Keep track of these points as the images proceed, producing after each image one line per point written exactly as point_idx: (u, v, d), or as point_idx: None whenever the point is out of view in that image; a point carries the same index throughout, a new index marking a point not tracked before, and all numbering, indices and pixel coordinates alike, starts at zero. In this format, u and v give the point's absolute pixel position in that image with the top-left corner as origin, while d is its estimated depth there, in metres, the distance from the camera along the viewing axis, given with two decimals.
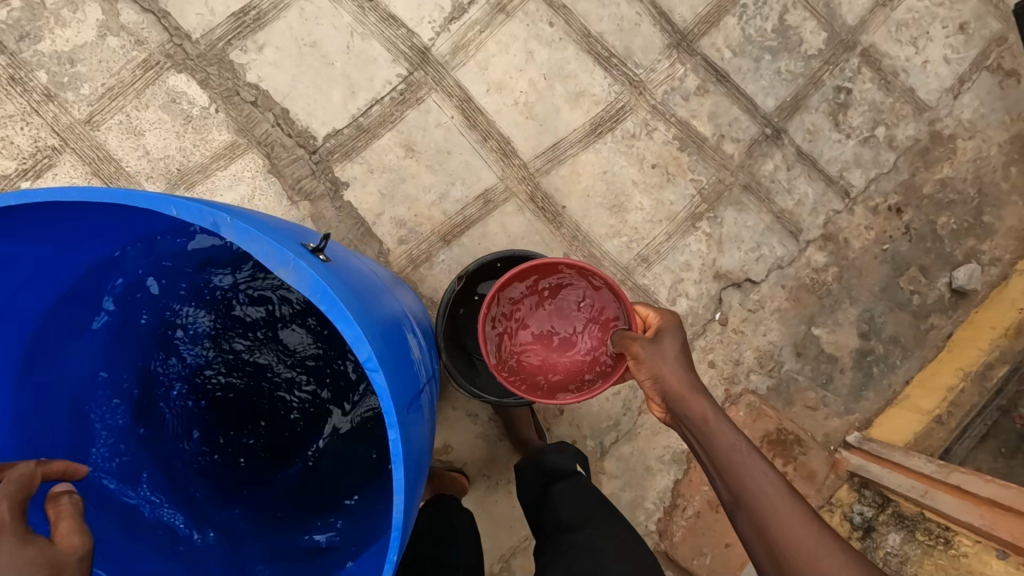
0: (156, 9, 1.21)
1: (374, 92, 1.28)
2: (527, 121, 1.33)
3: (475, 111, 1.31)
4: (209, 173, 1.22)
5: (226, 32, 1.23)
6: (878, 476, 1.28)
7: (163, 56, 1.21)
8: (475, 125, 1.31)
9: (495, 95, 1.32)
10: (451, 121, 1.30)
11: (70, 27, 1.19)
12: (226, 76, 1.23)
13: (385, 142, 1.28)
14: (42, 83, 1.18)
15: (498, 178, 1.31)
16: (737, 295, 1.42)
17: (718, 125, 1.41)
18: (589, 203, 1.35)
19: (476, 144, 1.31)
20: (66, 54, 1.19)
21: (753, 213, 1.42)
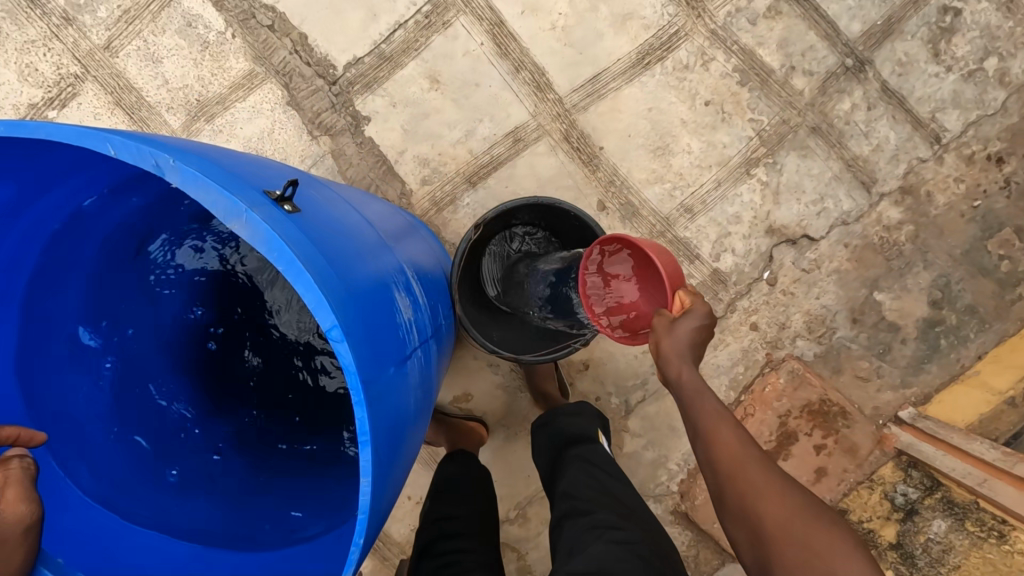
0: None
1: (397, 15, 1.17)
2: (565, 49, 1.19)
3: (507, 37, 1.18)
4: (228, 105, 1.17)
5: None
6: (930, 458, 1.17)
7: None
8: (506, 54, 1.18)
9: (530, 18, 1.18)
10: (481, 48, 1.18)
11: None
12: None
13: (408, 72, 1.18)
14: (60, 6, 1.15)
15: (530, 114, 1.20)
16: (791, 253, 1.28)
17: (788, 55, 1.22)
18: (629, 145, 1.22)
19: (507, 76, 1.19)
20: None
21: (820, 160, 1.25)
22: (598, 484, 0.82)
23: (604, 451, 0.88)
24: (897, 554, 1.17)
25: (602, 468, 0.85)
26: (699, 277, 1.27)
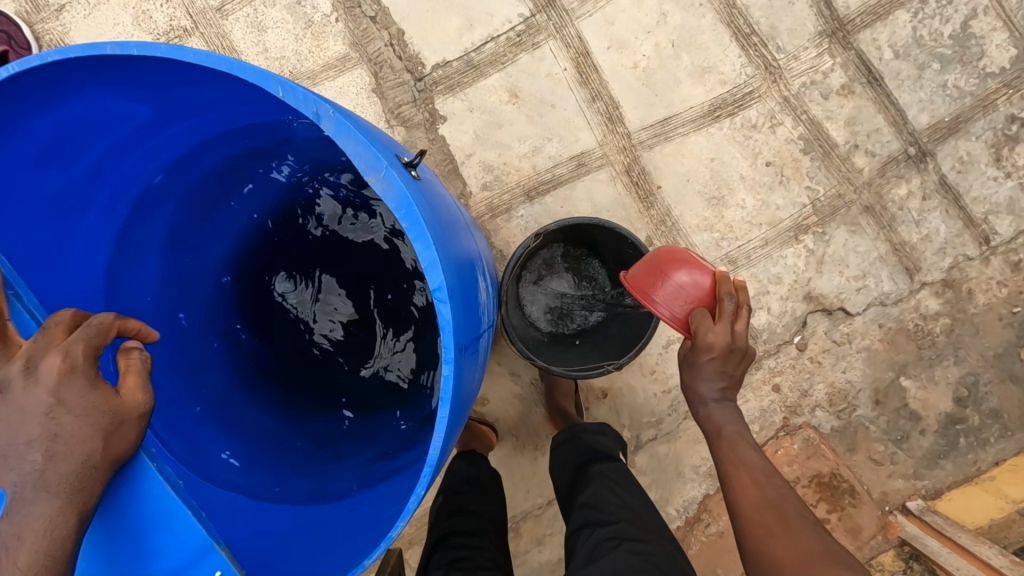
0: None
1: (491, 28, 1.23)
2: (641, 88, 1.24)
3: (590, 67, 1.24)
4: (317, 81, 1.24)
5: None
6: (933, 552, 1.16)
7: None
8: (586, 83, 1.24)
9: (615, 54, 1.24)
10: (563, 73, 1.24)
11: None
12: None
13: (491, 82, 1.24)
14: None
15: (597, 143, 1.25)
16: (824, 322, 1.29)
17: (854, 133, 1.26)
18: (686, 189, 1.26)
19: (583, 103, 1.24)
20: None
21: (868, 238, 1.28)
22: (619, 498, 0.84)
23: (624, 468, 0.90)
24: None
25: (623, 484, 0.86)
26: None
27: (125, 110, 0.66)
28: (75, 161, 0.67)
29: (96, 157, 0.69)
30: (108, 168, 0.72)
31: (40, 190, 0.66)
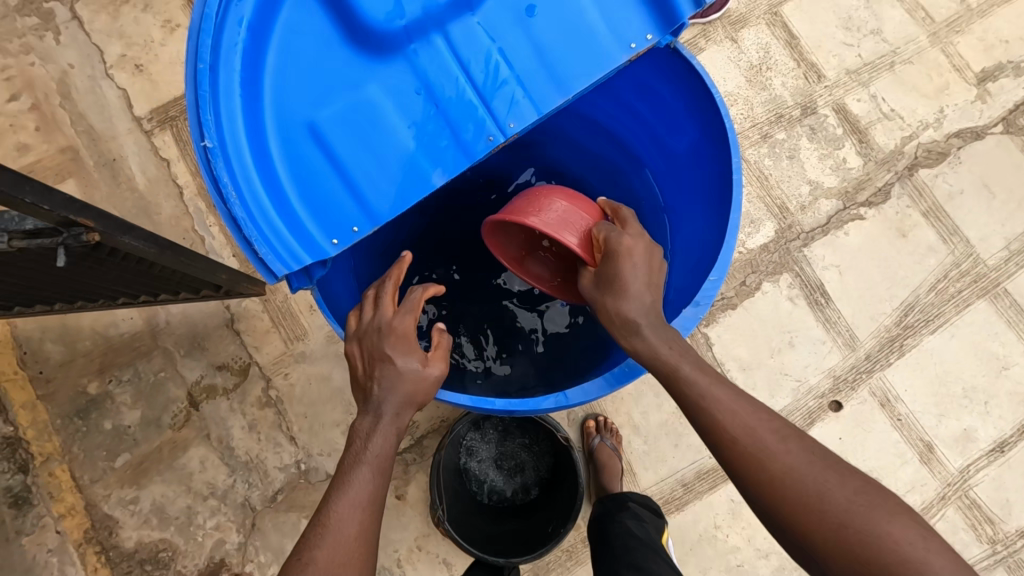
0: (831, 226, 1.45)
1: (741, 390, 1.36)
2: (695, 534, 1.29)
3: (712, 480, 1.31)
4: None
5: (807, 274, 1.42)
6: None
7: (790, 223, 1.44)
8: (699, 478, 1.31)
9: (725, 505, 1.31)
10: (706, 455, 1.32)
11: (818, 165, 1.48)
12: (769, 265, 1.42)
13: None
14: (773, 134, 1.49)
15: (643, 487, 1.30)
16: None
17: None
18: None
19: (680, 475, 1.31)
20: (795, 155, 1.49)
21: None
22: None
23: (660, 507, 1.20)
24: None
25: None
26: None
27: (668, 118, 0.96)
28: (643, 105, 0.98)
29: (644, 126, 1.01)
30: (622, 104, 1.01)
31: (634, 86, 0.97)
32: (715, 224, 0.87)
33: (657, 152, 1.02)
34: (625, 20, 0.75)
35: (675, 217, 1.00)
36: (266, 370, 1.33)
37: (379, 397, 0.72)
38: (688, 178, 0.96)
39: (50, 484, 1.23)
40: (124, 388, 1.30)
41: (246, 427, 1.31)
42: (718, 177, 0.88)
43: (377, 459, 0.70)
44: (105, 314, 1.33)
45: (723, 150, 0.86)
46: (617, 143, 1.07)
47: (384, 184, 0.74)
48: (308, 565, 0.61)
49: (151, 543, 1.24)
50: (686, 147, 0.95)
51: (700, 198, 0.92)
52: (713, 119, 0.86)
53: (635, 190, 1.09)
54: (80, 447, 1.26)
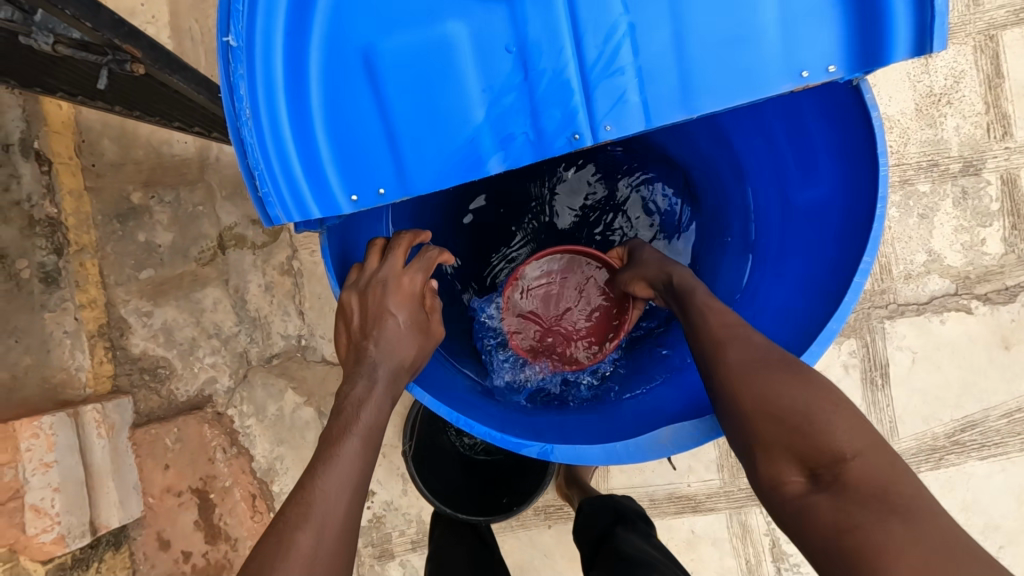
0: (929, 308, 1.26)
1: None
2: None
3: (681, 506, 1.28)
4: None
5: (875, 349, 1.26)
6: None
7: (885, 288, 1.26)
8: (669, 500, 1.28)
9: (683, 534, 1.28)
10: (685, 481, 1.28)
11: (951, 236, 1.26)
12: (840, 324, 1.26)
13: None
14: (916, 183, 1.26)
15: (611, 486, 1.29)
16: None
17: None
18: (536, 551, 1.30)
19: (651, 489, 1.28)
20: (929, 215, 1.26)
21: None
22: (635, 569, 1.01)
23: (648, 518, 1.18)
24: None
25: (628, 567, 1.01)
26: (390, 540, 1.32)
27: (806, 162, 0.83)
28: (787, 138, 0.84)
29: (775, 159, 0.88)
30: (763, 123, 0.87)
31: (788, 115, 0.82)
32: (806, 305, 0.80)
33: (777, 190, 0.90)
34: (796, 46, 0.61)
35: (763, 270, 0.92)
36: (296, 240, 1.32)
37: (374, 359, 0.70)
38: (799, 237, 0.86)
39: (78, 273, 1.27)
40: (163, 209, 1.32)
41: (263, 287, 1.33)
42: (834, 259, 0.78)
43: (367, 429, 0.66)
44: (163, 130, 1.31)
45: (854, 233, 0.75)
46: (738, 159, 0.95)
47: (426, 158, 0.65)
48: (293, 550, 0.55)
49: (153, 357, 1.31)
50: (812, 205, 0.83)
51: (803, 268, 0.84)
52: (859, 194, 0.74)
53: (734, 216, 0.99)
54: (113, 248, 1.31)
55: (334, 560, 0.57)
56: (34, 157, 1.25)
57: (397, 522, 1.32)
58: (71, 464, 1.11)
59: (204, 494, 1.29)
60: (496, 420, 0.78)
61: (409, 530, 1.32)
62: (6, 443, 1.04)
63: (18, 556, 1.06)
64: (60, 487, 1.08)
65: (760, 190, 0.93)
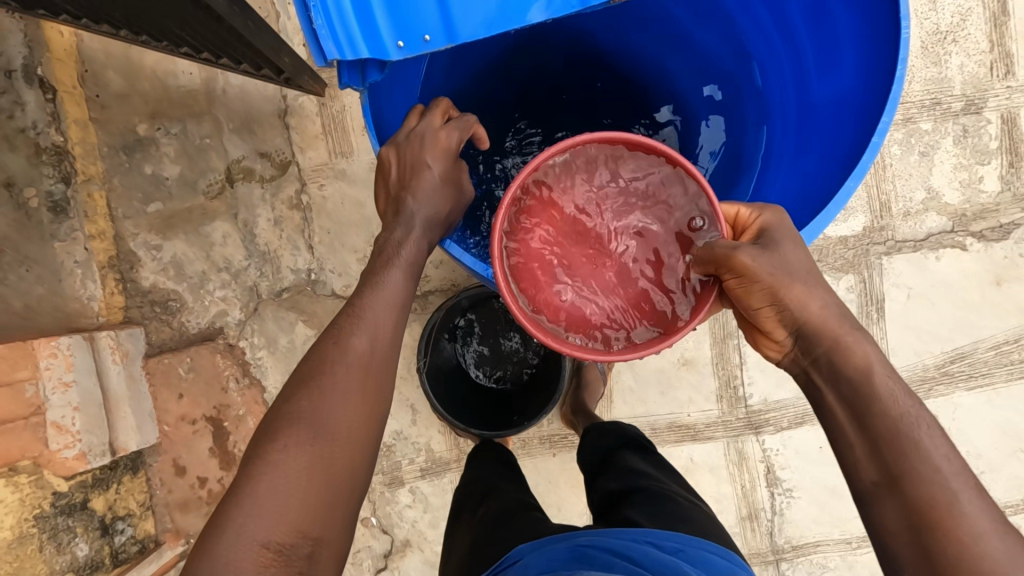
0: (926, 245, 1.30)
1: (748, 367, 1.32)
2: None
3: (680, 435, 1.33)
4: None
5: (873, 284, 1.30)
6: (139, 569, 1.19)
7: (884, 225, 1.29)
8: (669, 428, 1.33)
9: (682, 461, 1.34)
10: (685, 411, 1.33)
11: (949, 175, 1.29)
12: (839, 261, 1.30)
13: (705, 347, 1.32)
14: (918, 121, 1.28)
15: (614, 416, 1.34)
16: (372, 555, 1.36)
17: None
18: (541, 477, 1.35)
19: (652, 418, 1.33)
20: (930, 154, 1.29)
21: None
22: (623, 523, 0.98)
23: (644, 439, 1.20)
24: (55, 498, 1.12)
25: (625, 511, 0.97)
26: (400, 468, 1.36)
27: (825, 47, 0.80)
28: (803, 20, 0.80)
29: (787, 47, 0.84)
30: (778, 9, 0.82)
31: None
32: (821, 189, 0.76)
33: (790, 84, 0.86)
34: None
35: (771, 165, 0.87)
36: (305, 174, 1.33)
37: (412, 210, 0.72)
38: (813, 126, 0.82)
39: (87, 205, 1.27)
40: (169, 141, 1.31)
41: (272, 222, 1.33)
42: (851, 135, 0.75)
43: (408, 263, 0.71)
44: (168, 60, 1.30)
45: (875, 108, 0.72)
46: (747, 57, 0.90)
47: (471, 3, 0.65)
48: (349, 349, 0.65)
49: (164, 290, 1.33)
50: (829, 89, 0.80)
51: (817, 155, 0.80)
52: (882, 65, 0.72)
53: (741, 119, 0.94)
54: (120, 181, 1.31)
55: (382, 364, 0.67)
56: (38, 84, 1.23)
57: (407, 451, 1.36)
58: (89, 386, 1.18)
59: (218, 422, 1.32)
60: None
61: (418, 458, 1.36)
62: (26, 361, 1.10)
63: (43, 470, 1.12)
64: (80, 407, 1.15)
65: (771, 86, 0.89)
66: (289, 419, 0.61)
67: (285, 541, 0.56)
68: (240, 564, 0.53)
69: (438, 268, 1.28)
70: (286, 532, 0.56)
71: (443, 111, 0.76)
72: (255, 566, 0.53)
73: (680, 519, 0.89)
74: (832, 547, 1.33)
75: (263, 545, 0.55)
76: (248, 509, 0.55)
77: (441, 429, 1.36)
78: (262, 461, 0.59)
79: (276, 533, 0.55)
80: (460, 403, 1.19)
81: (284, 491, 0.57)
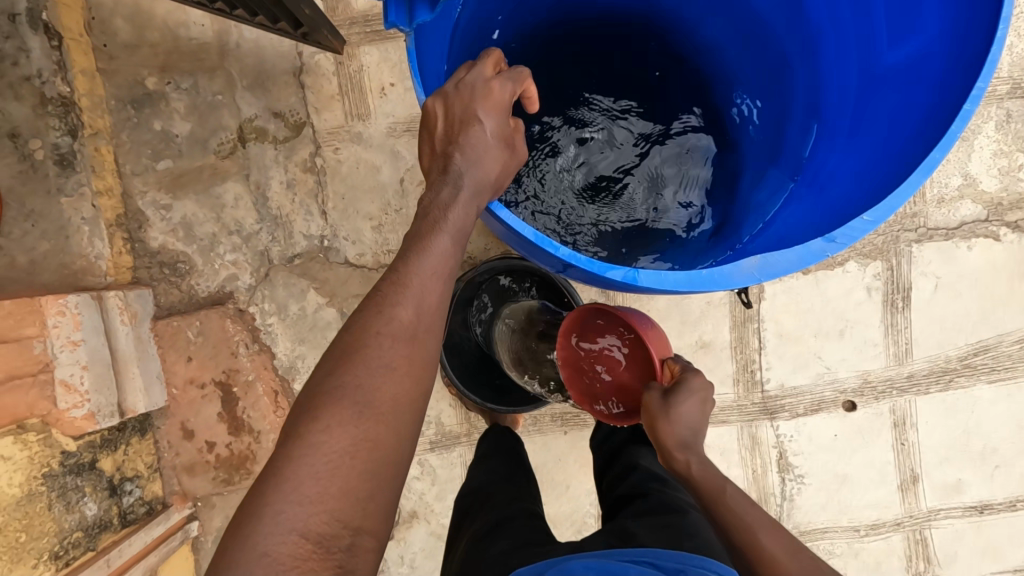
0: (958, 234, 1.26)
1: (767, 352, 1.29)
2: None
3: None
4: None
5: (900, 273, 1.27)
6: (145, 531, 1.18)
7: (916, 212, 1.25)
8: None
9: None
10: None
11: (988, 161, 1.24)
12: (867, 247, 1.26)
13: (725, 330, 1.29)
14: None
15: None
16: None
17: None
18: (551, 455, 1.34)
19: None
20: (970, 139, 1.24)
21: None
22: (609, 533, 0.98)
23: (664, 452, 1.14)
24: (64, 457, 1.11)
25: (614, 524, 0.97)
26: None
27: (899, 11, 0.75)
28: None
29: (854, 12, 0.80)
30: None
31: None
32: (896, 159, 0.71)
33: (854, 51, 0.81)
34: None
35: (833, 136, 0.83)
36: (320, 136, 1.28)
37: (459, 169, 0.67)
38: (882, 94, 0.78)
39: (94, 159, 1.23)
40: (180, 96, 1.26)
41: (285, 185, 1.29)
42: (931, 104, 0.70)
43: (456, 227, 0.67)
44: (179, 10, 1.24)
45: (965, 72, 0.67)
46: (808, 25, 0.86)
47: None
48: (393, 321, 0.63)
49: (173, 252, 1.29)
50: (903, 55, 0.76)
51: (889, 124, 0.75)
52: (978, 23, 0.66)
53: (796, 87, 0.90)
54: (128, 136, 1.26)
55: (427, 337, 0.65)
56: (43, 30, 1.17)
57: None
58: (98, 346, 1.15)
59: (226, 387, 1.30)
60: (561, 267, 0.68)
61: (428, 431, 1.35)
62: (34, 318, 1.09)
63: (52, 429, 1.10)
64: (89, 365, 1.13)
65: (832, 50, 0.84)
66: (330, 397, 0.59)
67: (324, 530, 0.55)
68: (279, 555, 0.52)
69: None
70: (324, 522, 0.55)
71: (494, 64, 0.71)
72: (295, 556, 0.53)
73: (686, 534, 0.86)
74: (840, 535, 1.32)
75: (299, 533, 0.54)
76: (288, 495, 0.54)
77: (453, 403, 1.34)
78: (303, 441, 0.57)
79: (315, 521, 0.54)
80: (482, 380, 1.18)
81: (324, 474, 0.56)
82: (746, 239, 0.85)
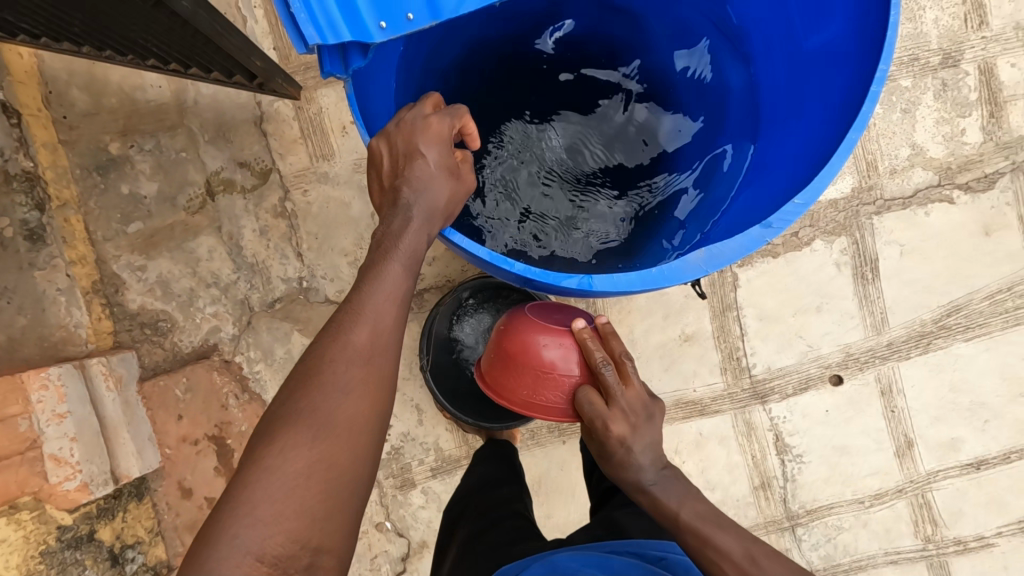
0: (914, 201, 1.30)
1: (749, 337, 1.32)
2: None
3: (688, 411, 1.33)
4: None
5: (866, 245, 1.31)
6: None
7: (872, 186, 1.30)
8: (676, 406, 1.33)
9: (692, 437, 1.33)
10: (690, 387, 1.32)
11: (932, 129, 1.29)
12: (831, 224, 1.30)
13: (705, 321, 1.32)
14: (897, 79, 1.29)
15: None
16: (389, 559, 1.35)
17: None
18: (552, 465, 1.34)
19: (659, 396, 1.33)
20: (912, 110, 1.29)
21: None
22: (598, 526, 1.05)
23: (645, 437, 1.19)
24: (60, 533, 1.10)
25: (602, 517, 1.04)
26: (410, 469, 1.34)
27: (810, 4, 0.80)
28: None
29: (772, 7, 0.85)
30: None
31: None
32: (824, 141, 0.75)
33: (778, 43, 0.86)
34: None
35: (769, 125, 0.87)
36: (287, 181, 1.30)
37: (408, 201, 0.69)
38: (809, 81, 0.82)
39: (64, 230, 1.23)
40: (144, 158, 1.27)
41: (257, 231, 1.31)
42: (849, 87, 0.75)
43: (408, 253, 0.68)
44: (135, 74, 1.26)
45: (872, 56, 0.72)
46: (734, 24, 0.91)
47: None
48: (348, 345, 0.64)
49: (152, 311, 1.29)
50: (819, 44, 0.80)
51: (817, 108, 0.79)
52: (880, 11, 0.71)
53: (731, 82, 0.95)
54: (97, 202, 1.27)
55: (383, 360, 0.66)
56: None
57: (415, 452, 1.34)
58: (85, 415, 1.15)
59: (220, 440, 1.29)
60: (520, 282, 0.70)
61: (427, 458, 1.35)
62: (16, 396, 1.07)
63: (45, 505, 1.09)
64: (77, 436, 1.12)
65: (759, 47, 0.89)
66: (286, 422, 0.60)
67: (279, 553, 0.55)
68: None
69: (431, 264, 1.26)
70: (279, 545, 0.55)
71: (432, 103, 0.74)
72: None
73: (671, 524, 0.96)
74: (846, 509, 1.34)
75: (253, 556, 0.54)
76: (244, 519, 0.55)
77: (448, 426, 1.35)
78: (259, 465, 0.58)
79: (270, 545, 0.55)
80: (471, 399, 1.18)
81: (280, 497, 0.57)
82: (704, 228, 0.88)
